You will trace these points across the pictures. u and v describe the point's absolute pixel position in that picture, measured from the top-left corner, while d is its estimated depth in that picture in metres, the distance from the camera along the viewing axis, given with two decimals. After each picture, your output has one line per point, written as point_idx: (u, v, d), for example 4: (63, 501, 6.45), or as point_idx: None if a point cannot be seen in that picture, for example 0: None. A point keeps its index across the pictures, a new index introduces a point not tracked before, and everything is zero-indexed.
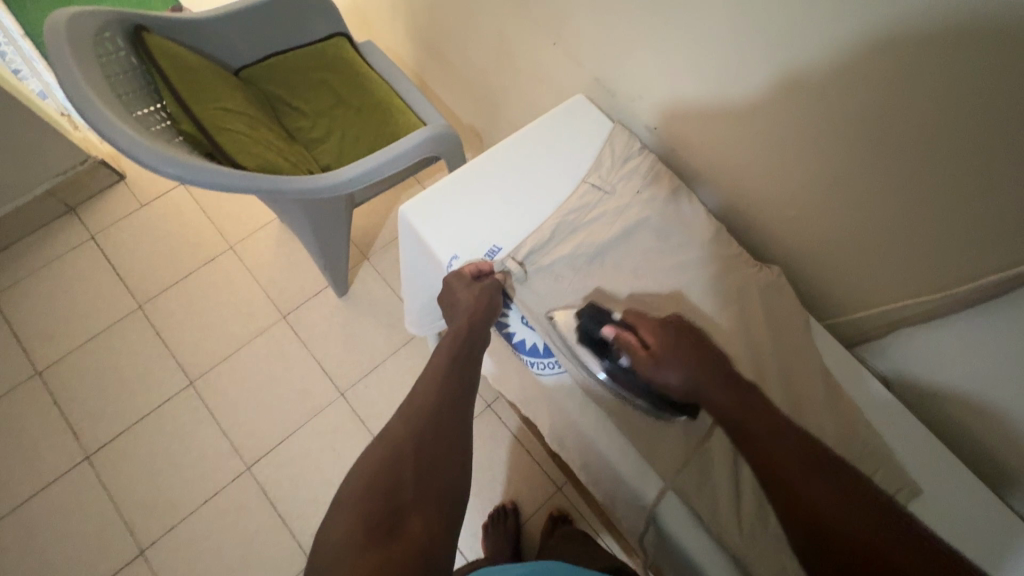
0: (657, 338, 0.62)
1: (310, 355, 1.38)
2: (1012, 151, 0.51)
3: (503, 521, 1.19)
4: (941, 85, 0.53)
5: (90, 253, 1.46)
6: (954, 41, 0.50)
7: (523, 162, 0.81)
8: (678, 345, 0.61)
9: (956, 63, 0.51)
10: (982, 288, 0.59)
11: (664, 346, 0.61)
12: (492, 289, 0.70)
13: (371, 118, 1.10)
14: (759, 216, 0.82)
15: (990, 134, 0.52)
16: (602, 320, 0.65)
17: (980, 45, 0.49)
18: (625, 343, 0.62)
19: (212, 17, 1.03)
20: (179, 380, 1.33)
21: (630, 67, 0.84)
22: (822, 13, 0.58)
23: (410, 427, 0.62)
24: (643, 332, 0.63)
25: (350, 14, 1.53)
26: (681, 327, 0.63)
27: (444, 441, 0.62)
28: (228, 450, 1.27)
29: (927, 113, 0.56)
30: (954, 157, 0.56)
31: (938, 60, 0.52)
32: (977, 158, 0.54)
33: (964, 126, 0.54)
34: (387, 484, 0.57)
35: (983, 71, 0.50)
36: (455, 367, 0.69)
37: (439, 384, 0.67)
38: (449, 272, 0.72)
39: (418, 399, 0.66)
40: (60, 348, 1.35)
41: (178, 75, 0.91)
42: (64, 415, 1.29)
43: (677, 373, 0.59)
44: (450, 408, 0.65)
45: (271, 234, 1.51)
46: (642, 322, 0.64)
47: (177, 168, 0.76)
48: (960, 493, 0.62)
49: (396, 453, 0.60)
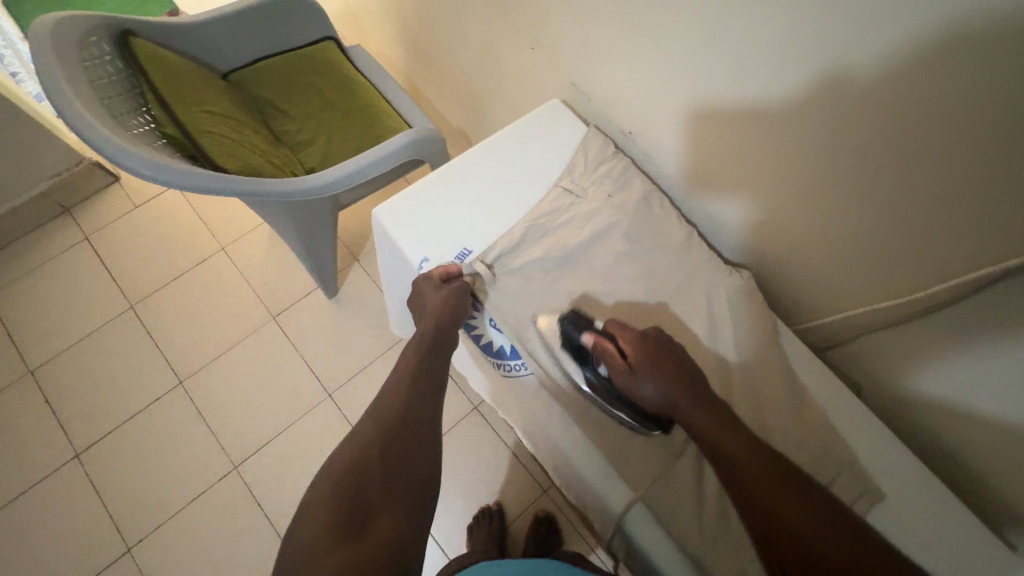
0: (634, 349, 0.63)
1: (299, 356, 1.38)
2: (964, 155, 0.52)
3: (489, 522, 1.19)
4: (901, 94, 0.54)
5: (82, 253, 1.47)
6: (904, 49, 0.51)
7: (497, 166, 0.82)
8: (656, 357, 0.62)
9: (913, 73, 0.52)
10: (959, 286, 0.59)
11: (640, 358, 0.62)
12: (460, 291, 0.71)
13: (356, 121, 1.11)
14: (732, 221, 0.83)
15: (947, 143, 0.53)
16: (581, 328, 0.67)
17: (931, 55, 0.50)
18: (603, 351, 0.64)
19: (199, 21, 1.05)
20: (168, 380, 1.35)
21: (605, 74, 0.85)
22: (780, 21, 0.59)
23: (379, 427, 0.63)
24: (622, 341, 0.64)
25: (342, 18, 1.55)
26: (661, 340, 0.64)
27: (412, 441, 0.63)
28: (216, 449, 1.28)
29: (884, 120, 0.57)
30: (915, 164, 0.56)
31: (895, 69, 0.53)
32: (937, 165, 0.55)
33: (918, 133, 0.54)
34: (354, 483, 0.57)
35: (930, 82, 0.51)
36: (422, 369, 0.70)
37: (407, 385, 0.68)
38: (419, 275, 0.73)
39: (385, 400, 0.67)
40: (53, 348, 1.37)
41: (162, 79, 0.92)
42: (54, 414, 1.30)
43: (653, 388, 0.60)
44: (418, 409, 0.66)
45: (262, 236, 1.52)
46: (623, 332, 0.65)
47: (157, 171, 0.77)
48: (920, 495, 0.63)
49: (364, 453, 0.60)
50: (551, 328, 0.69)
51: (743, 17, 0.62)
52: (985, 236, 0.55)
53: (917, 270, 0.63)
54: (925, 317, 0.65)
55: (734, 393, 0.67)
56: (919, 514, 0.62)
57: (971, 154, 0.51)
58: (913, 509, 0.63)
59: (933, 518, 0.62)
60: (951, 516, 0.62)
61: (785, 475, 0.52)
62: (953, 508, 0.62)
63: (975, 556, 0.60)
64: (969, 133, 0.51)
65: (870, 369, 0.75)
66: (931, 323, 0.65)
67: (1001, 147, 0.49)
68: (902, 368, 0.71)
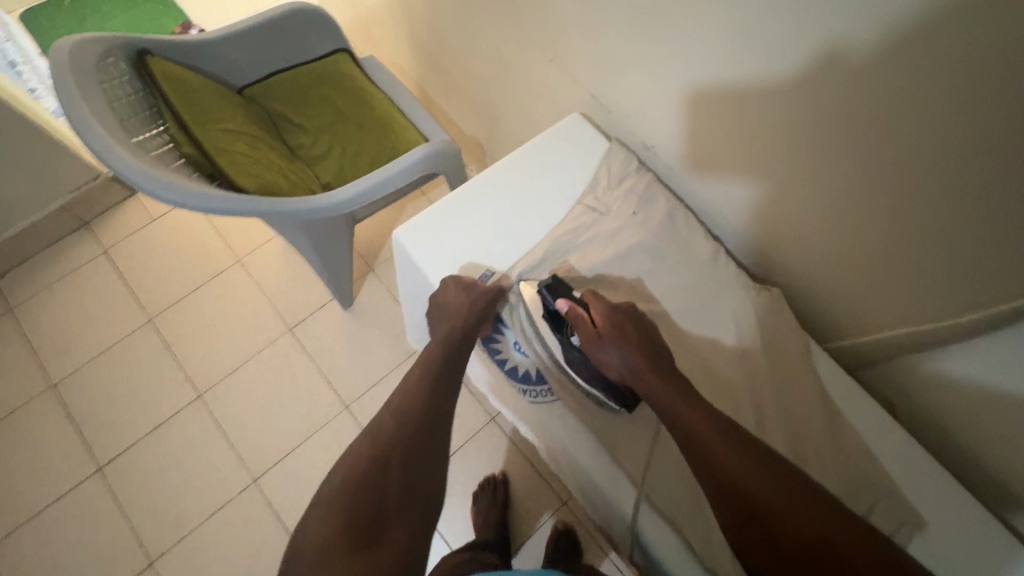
0: (604, 317, 0.69)
1: (316, 368, 1.38)
2: (1007, 183, 0.50)
3: (493, 491, 1.22)
4: (938, 121, 0.51)
5: (100, 267, 1.49)
6: (942, 70, 0.49)
7: (517, 183, 0.82)
8: (622, 327, 0.68)
9: (953, 99, 0.49)
10: (993, 316, 0.57)
11: (607, 326, 0.68)
12: (482, 297, 0.73)
13: (371, 133, 1.10)
14: (758, 239, 0.81)
15: (983, 169, 0.51)
16: (560, 294, 0.71)
17: (969, 78, 0.47)
18: (576, 316, 0.69)
19: (214, 39, 1.05)
20: (187, 393, 1.35)
21: (624, 88, 0.83)
22: (807, 40, 0.57)
23: (397, 430, 0.65)
24: (594, 310, 0.69)
25: (354, 29, 1.55)
26: (629, 313, 0.69)
27: (426, 453, 0.65)
28: (235, 462, 1.29)
29: (916, 145, 0.55)
30: (954, 191, 0.54)
31: (929, 94, 0.51)
32: (977, 193, 0.52)
33: (954, 159, 0.52)
34: (370, 487, 0.59)
35: (966, 109, 0.49)
36: (441, 375, 0.72)
37: (424, 393, 0.69)
38: (446, 277, 0.75)
39: (404, 405, 0.68)
40: (73, 361, 1.38)
41: (180, 98, 0.92)
42: (75, 427, 1.31)
43: (618, 353, 0.66)
44: (435, 416, 0.68)
45: (276, 247, 1.52)
46: (595, 302, 0.70)
47: (178, 195, 0.77)
48: (965, 526, 0.61)
49: (381, 456, 0.62)
50: (533, 293, 0.73)
51: (766, 37, 0.60)
52: None
53: (953, 296, 0.61)
54: (959, 343, 0.63)
55: (766, 417, 0.66)
56: (966, 545, 0.60)
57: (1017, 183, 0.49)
58: (959, 537, 0.61)
59: (979, 548, 0.60)
60: (997, 546, 0.60)
61: (765, 463, 0.55)
62: (999, 539, 0.60)
63: None
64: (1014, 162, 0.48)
65: (905, 388, 0.73)
66: (967, 350, 0.63)
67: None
68: (938, 389, 0.69)
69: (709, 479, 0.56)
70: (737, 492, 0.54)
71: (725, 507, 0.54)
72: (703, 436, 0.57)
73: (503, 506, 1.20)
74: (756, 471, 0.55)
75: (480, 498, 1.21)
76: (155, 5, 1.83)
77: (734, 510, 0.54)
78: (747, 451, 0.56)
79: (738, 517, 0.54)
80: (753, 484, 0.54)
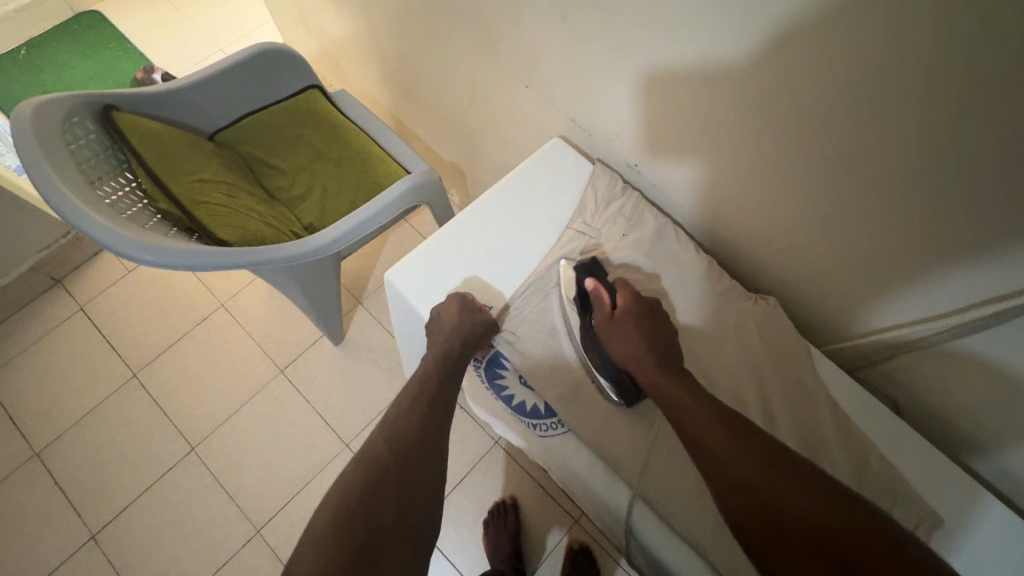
0: (624, 304, 0.71)
1: (311, 408, 1.35)
2: (995, 189, 0.51)
3: (503, 517, 1.20)
4: (925, 133, 0.52)
5: (78, 325, 1.44)
6: (915, 90, 0.50)
7: (505, 213, 0.83)
8: (640, 314, 0.69)
9: (933, 115, 0.51)
10: (1003, 308, 0.58)
11: (624, 311, 0.70)
12: (477, 324, 0.72)
13: (351, 170, 1.09)
14: (749, 247, 0.82)
15: (967, 181, 0.53)
16: (592, 275, 0.75)
17: (943, 97, 0.49)
18: (598, 296, 0.72)
19: (180, 87, 1.03)
20: (180, 448, 1.31)
21: (602, 111, 0.84)
22: (784, 63, 0.58)
23: (393, 452, 0.63)
24: (618, 295, 0.72)
25: (322, 62, 1.54)
26: (651, 306, 0.71)
27: (427, 488, 0.62)
28: (236, 515, 1.25)
29: (901, 159, 0.56)
30: (941, 199, 0.56)
31: (906, 112, 0.52)
32: (967, 199, 0.54)
33: (940, 172, 0.54)
34: (366, 511, 0.57)
35: (944, 125, 0.51)
36: (434, 396, 0.70)
37: (420, 416, 0.67)
38: (438, 304, 0.75)
39: (399, 425, 0.66)
40: (56, 426, 1.33)
41: (151, 153, 0.90)
42: (64, 495, 1.26)
43: (622, 338, 0.68)
44: (430, 439, 0.66)
45: (260, 287, 1.50)
46: (623, 288, 0.73)
47: (156, 255, 0.75)
48: (977, 515, 0.63)
49: (377, 477, 0.60)
50: (569, 270, 0.76)
51: (743, 62, 0.61)
52: None
53: (953, 294, 0.62)
54: (961, 338, 0.64)
55: (778, 427, 0.68)
56: (981, 535, 0.63)
57: (996, 192, 0.51)
58: (974, 532, 0.63)
59: (994, 536, 0.62)
60: (1010, 534, 0.62)
61: (778, 464, 0.53)
62: (1012, 526, 0.62)
63: None
64: (1003, 168, 0.50)
65: (908, 384, 0.75)
66: (967, 345, 0.64)
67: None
68: (945, 384, 0.70)
69: (729, 487, 0.53)
70: (760, 500, 0.51)
71: (744, 513, 0.52)
72: (713, 442, 0.56)
73: (515, 530, 1.19)
74: (771, 475, 0.52)
75: (491, 525, 1.19)
76: (115, 51, 1.80)
77: (740, 505, 0.52)
78: (760, 453, 0.54)
79: (759, 528, 0.50)
80: (769, 484, 0.52)
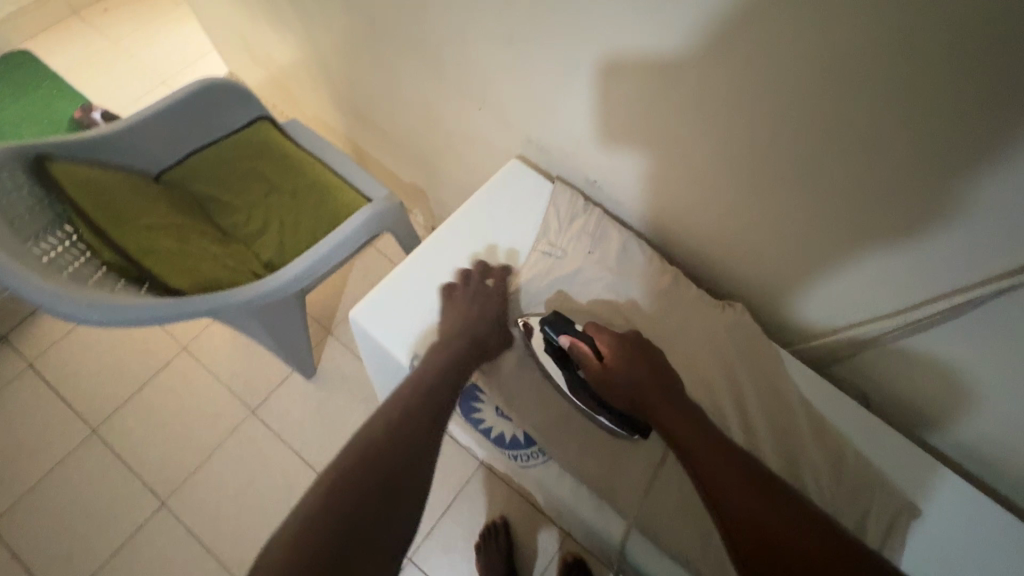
0: (611, 351, 0.67)
1: (288, 447, 1.31)
2: (941, 186, 0.53)
3: (495, 538, 1.18)
4: (869, 137, 0.54)
5: (27, 384, 1.35)
6: (858, 96, 0.52)
7: (469, 239, 0.82)
8: (631, 360, 0.65)
9: (876, 120, 0.52)
10: (961, 299, 0.59)
11: (615, 361, 0.66)
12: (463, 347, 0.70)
13: (309, 201, 1.06)
14: (713, 254, 0.83)
15: (914, 180, 0.55)
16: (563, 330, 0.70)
17: (883, 102, 0.51)
18: (580, 352, 0.68)
19: (119, 129, 0.98)
20: (150, 502, 1.24)
21: (558, 128, 0.84)
22: (731, 76, 0.59)
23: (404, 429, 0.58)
24: (599, 343, 0.68)
25: (271, 91, 1.51)
26: (637, 342, 0.68)
27: None
28: (215, 567, 1.19)
29: (850, 162, 0.58)
30: (890, 198, 0.57)
31: (849, 117, 0.54)
32: (915, 197, 0.56)
33: (887, 172, 0.56)
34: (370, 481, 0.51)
35: (888, 128, 0.52)
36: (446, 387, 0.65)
37: (433, 402, 0.62)
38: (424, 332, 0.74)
39: (409, 407, 0.61)
40: (10, 494, 1.24)
41: (92, 201, 0.85)
42: (25, 568, 1.18)
43: (626, 384, 0.64)
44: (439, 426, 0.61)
45: (222, 325, 1.44)
46: (600, 334, 0.69)
47: (103, 313, 0.71)
48: (951, 499, 0.65)
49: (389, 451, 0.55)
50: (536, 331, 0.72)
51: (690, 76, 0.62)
52: (982, 252, 0.55)
53: (913, 287, 0.63)
54: (924, 330, 0.66)
55: (755, 431, 0.68)
56: (957, 518, 0.64)
57: (941, 189, 0.53)
58: (950, 516, 0.64)
59: (970, 518, 0.64)
60: (983, 514, 0.64)
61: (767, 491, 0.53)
62: (983, 506, 0.65)
63: (1010, 548, 0.62)
64: (945, 167, 0.52)
65: (875, 376, 0.76)
66: (928, 336, 0.66)
67: (985, 185, 0.50)
68: (909, 375, 0.72)
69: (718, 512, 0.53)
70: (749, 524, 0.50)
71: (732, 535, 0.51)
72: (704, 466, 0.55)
73: (508, 551, 1.17)
74: (756, 501, 0.52)
75: (484, 548, 1.17)
76: (48, 90, 1.72)
77: (731, 528, 0.51)
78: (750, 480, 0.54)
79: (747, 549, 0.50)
80: (757, 508, 0.51)
